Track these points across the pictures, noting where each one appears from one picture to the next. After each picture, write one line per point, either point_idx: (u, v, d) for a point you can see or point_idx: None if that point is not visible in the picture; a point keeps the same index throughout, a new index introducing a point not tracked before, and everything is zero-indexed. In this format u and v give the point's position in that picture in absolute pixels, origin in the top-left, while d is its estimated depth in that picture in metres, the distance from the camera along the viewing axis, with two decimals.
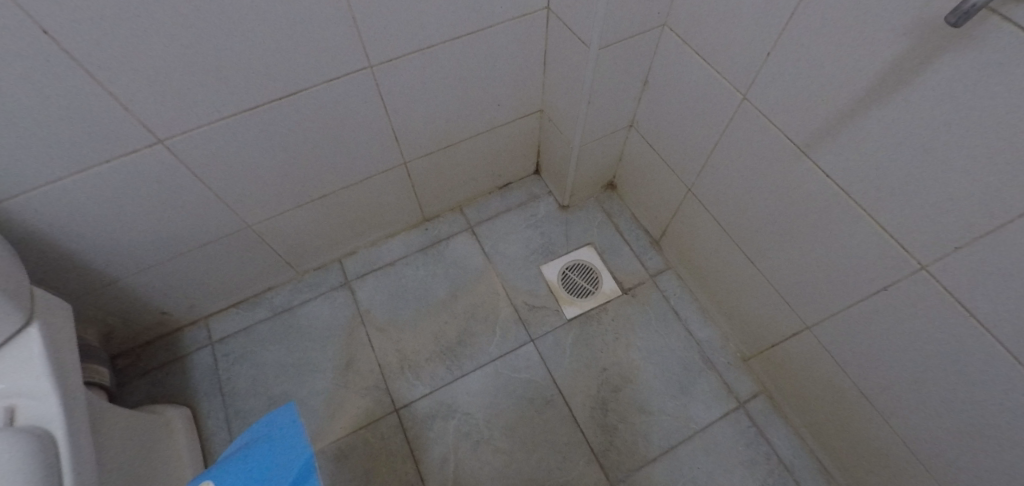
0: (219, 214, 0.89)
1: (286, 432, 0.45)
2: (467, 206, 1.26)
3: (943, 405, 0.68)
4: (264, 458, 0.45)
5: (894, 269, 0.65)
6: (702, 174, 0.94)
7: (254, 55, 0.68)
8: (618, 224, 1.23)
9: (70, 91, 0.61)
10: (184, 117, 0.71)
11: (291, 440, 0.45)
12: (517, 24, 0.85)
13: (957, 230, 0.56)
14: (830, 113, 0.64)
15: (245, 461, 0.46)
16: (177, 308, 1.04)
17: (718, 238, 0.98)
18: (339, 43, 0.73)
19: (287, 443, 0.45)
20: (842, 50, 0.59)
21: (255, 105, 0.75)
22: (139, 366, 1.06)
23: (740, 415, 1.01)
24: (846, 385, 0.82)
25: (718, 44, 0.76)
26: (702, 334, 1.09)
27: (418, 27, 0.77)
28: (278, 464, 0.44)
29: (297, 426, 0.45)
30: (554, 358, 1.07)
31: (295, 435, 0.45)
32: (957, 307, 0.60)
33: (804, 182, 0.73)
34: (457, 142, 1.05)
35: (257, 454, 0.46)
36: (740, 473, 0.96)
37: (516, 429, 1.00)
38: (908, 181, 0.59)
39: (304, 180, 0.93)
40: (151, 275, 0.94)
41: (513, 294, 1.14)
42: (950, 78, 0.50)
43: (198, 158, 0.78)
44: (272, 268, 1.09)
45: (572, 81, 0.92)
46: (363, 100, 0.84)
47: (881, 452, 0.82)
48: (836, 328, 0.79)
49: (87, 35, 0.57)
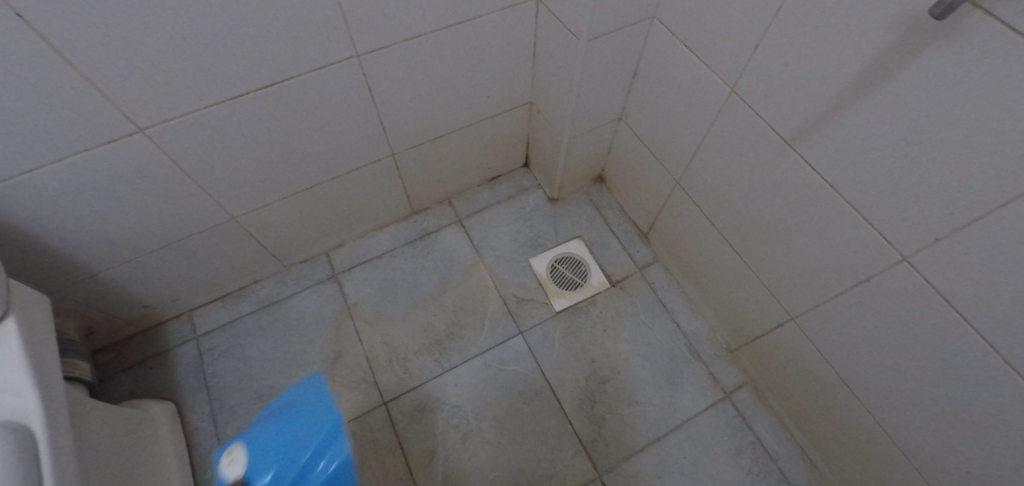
0: (203, 206, 0.88)
1: (312, 399, 0.52)
2: (456, 199, 1.26)
3: (923, 394, 0.69)
4: (292, 425, 0.51)
5: (878, 261, 0.66)
6: (690, 168, 0.94)
7: (237, 43, 0.67)
8: (607, 216, 1.24)
9: (45, 78, 0.59)
10: (165, 106, 0.69)
11: (319, 404, 0.51)
12: (506, 15, 0.85)
13: (939, 223, 0.57)
14: (817, 106, 0.64)
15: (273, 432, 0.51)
16: (160, 302, 1.03)
17: (705, 230, 0.98)
18: (326, 32, 0.72)
19: (315, 407, 0.51)
20: (829, 44, 0.59)
21: (238, 95, 0.73)
22: (121, 361, 1.04)
23: (726, 405, 1.02)
24: (830, 375, 0.84)
25: (707, 37, 0.76)
26: (689, 326, 1.10)
27: (406, 16, 0.75)
28: (307, 424, 0.51)
29: (322, 392, 0.52)
30: (542, 351, 1.07)
31: (321, 400, 0.52)
32: (938, 298, 0.61)
33: (791, 175, 0.74)
34: (445, 134, 1.04)
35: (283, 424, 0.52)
36: (726, 462, 0.97)
37: (505, 421, 1.01)
38: (891, 173, 0.59)
39: (290, 171, 0.91)
40: (132, 268, 0.92)
41: (502, 287, 1.14)
42: (933, 71, 0.51)
43: (180, 148, 0.76)
44: (258, 261, 1.08)
45: (561, 73, 0.91)
46: (350, 91, 0.83)
47: (862, 441, 0.84)
48: (820, 319, 0.80)
49: (63, 20, 0.55)
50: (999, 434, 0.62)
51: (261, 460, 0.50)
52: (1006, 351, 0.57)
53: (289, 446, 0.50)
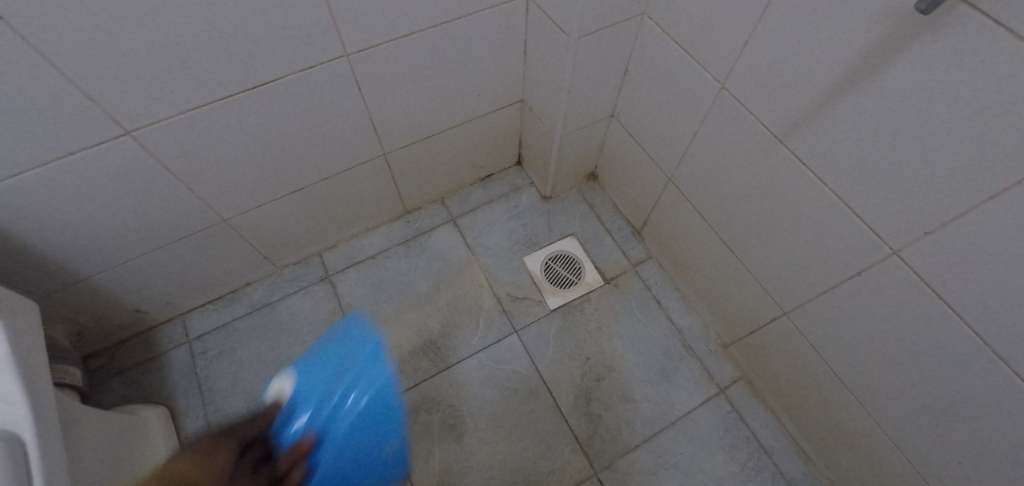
0: (193, 208, 0.87)
1: (352, 334, 0.70)
2: (448, 198, 1.25)
3: (914, 386, 0.70)
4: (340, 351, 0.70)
5: (869, 255, 0.67)
6: (682, 164, 0.94)
7: (225, 43, 0.66)
8: (600, 214, 1.24)
9: (30, 82, 0.58)
10: (152, 107, 0.69)
11: (357, 338, 0.70)
12: (496, 13, 0.84)
13: (928, 216, 0.58)
14: (806, 102, 0.65)
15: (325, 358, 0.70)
16: (151, 306, 1.02)
17: (698, 226, 0.99)
18: (315, 32, 0.71)
19: (354, 340, 0.70)
20: (818, 39, 0.59)
21: (227, 96, 0.73)
22: (113, 366, 1.04)
23: (721, 400, 1.03)
24: (823, 369, 0.84)
25: (697, 34, 0.76)
26: (683, 322, 1.11)
27: (396, 15, 0.75)
28: (350, 351, 0.70)
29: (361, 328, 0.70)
30: (537, 349, 1.07)
31: (359, 335, 0.70)
32: (928, 291, 0.61)
33: (782, 171, 0.74)
34: (437, 133, 1.03)
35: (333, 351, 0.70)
36: (721, 456, 0.98)
37: (501, 420, 1.01)
38: (881, 167, 0.60)
39: (281, 173, 0.91)
40: (122, 272, 0.91)
41: (496, 286, 1.14)
42: (921, 65, 0.51)
43: (169, 150, 0.75)
44: (250, 264, 1.07)
45: (552, 71, 0.91)
46: (340, 90, 0.82)
47: (855, 434, 0.84)
48: (812, 313, 0.81)
49: (46, 22, 0.54)
50: (990, 425, 0.62)
51: (311, 378, 0.69)
52: (996, 343, 0.57)
53: (333, 370, 0.70)
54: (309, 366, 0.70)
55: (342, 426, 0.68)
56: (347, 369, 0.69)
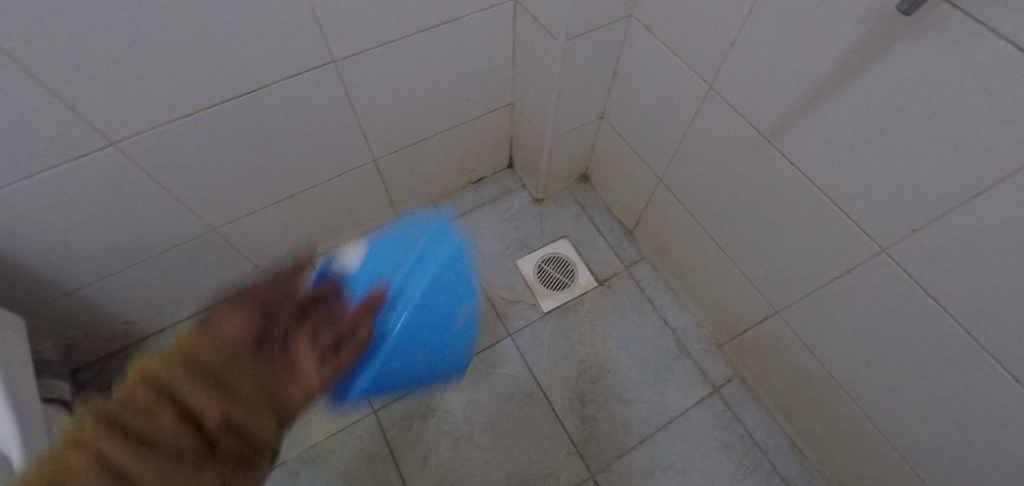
0: (181, 218, 0.86)
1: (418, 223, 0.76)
2: (440, 202, 1.25)
3: (906, 382, 0.70)
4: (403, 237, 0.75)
5: (858, 253, 0.67)
6: (672, 165, 0.94)
7: (209, 52, 0.66)
8: (592, 215, 1.24)
9: (11, 94, 0.57)
10: (137, 118, 0.68)
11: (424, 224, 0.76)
12: (483, 17, 0.84)
13: (916, 214, 0.58)
14: (794, 102, 0.65)
15: (388, 241, 0.75)
16: (141, 317, 1.01)
17: (689, 226, 0.99)
18: (301, 38, 0.71)
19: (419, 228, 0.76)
20: (803, 39, 0.60)
21: (213, 104, 0.72)
22: (103, 379, 1.03)
23: (716, 400, 1.03)
24: (816, 367, 0.85)
25: (684, 35, 0.76)
26: (676, 322, 1.11)
27: (382, 20, 0.75)
28: (414, 235, 0.75)
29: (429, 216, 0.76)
30: (532, 352, 1.07)
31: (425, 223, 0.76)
32: (916, 288, 0.62)
33: (770, 171, 0.74)
34: (427, 138, 1.03)
35: (395, 237, 0.75)
36: (717, 456, 0.98)
37: (496, 424, 1.00)
38: (868, 166, 0.60)
39: (270, 180, 0.90)
40: (111, 283, 0.90)
41: (489, 290, 1.14)
42: (904, 64, 0.51)
43: (155, 160, 0.75)
44: (241, 272, 1.06)
45: (541, 74, 0.91)
46: (328, 97, 0.82)
47: (849, 431, 0.85)
48: (804, 311, 0.81)
49: (26, 34, 0.54)
50: (981, 420, 0.63)
51: (375, 256, 0.73)
52: (984, 339, 0.58)
53: (399, 251, 0.74)
54: (373, 246, 0.74)
55: (415, 297, 0.70)
56: (414, 249, 0.74)
